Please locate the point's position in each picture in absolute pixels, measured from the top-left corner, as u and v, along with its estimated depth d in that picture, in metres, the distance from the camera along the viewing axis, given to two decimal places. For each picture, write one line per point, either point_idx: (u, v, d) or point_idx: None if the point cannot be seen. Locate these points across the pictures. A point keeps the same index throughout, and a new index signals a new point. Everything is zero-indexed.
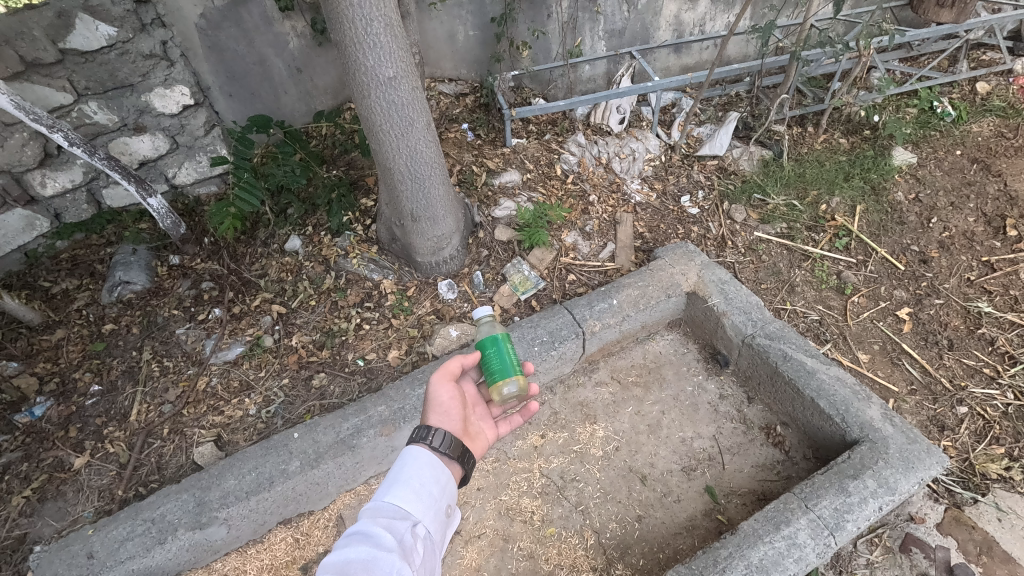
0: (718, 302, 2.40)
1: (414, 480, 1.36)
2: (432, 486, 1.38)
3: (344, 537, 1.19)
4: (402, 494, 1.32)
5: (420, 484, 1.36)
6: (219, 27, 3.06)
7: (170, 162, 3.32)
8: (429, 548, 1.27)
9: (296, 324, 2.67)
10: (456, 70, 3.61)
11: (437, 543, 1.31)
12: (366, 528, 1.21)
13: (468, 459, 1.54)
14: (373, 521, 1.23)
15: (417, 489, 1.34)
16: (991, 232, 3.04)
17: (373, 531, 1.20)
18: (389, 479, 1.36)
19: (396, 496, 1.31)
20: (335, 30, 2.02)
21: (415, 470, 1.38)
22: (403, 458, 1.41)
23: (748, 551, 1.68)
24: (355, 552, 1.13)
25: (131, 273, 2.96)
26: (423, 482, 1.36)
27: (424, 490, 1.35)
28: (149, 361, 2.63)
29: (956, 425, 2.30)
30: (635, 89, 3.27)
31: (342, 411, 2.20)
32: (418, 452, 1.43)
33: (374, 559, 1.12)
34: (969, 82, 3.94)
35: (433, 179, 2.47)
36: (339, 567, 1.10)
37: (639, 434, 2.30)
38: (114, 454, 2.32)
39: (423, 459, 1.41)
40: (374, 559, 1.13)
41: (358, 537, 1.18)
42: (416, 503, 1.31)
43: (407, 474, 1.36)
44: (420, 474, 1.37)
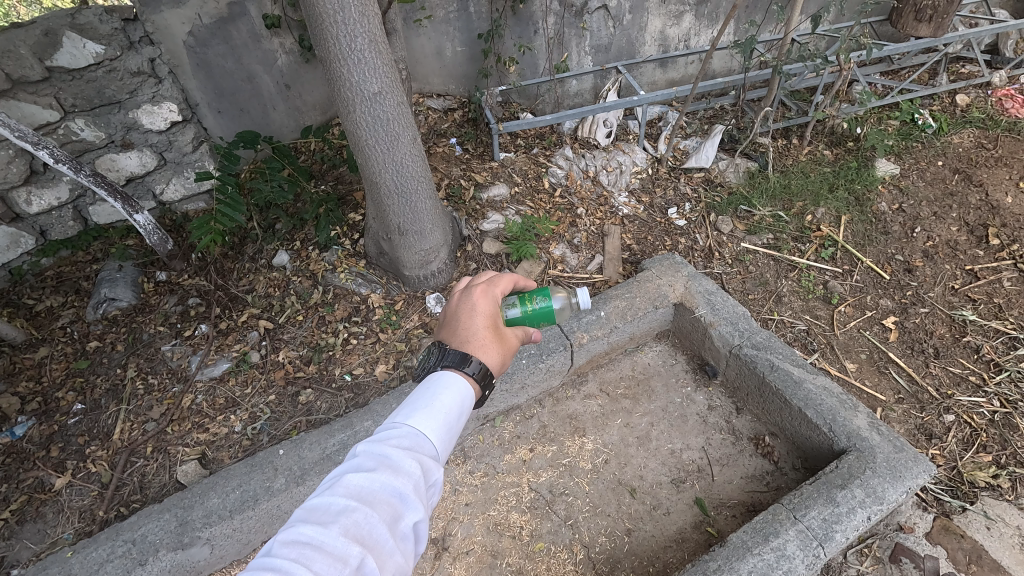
0: (705, 312, 2.41)
1: (448, 412, 1.24)
2: (461, 423, 1.28)
3: (365, 455, 1.10)
4: (434, 425, 1.21)
5: (451, 419, 1.25)
6: (208, 44, 3.08)
7: (158, 179, 3.32)
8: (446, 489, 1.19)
9: (283, 339, 2.65)
10: (444, 86, 3.65)
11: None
12: (393, 451, 1.11)
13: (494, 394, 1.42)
14: (402, 447, 1.13)
15: (449, 423, 1.24)
16: (974, 241, 3.08)
17: (400, 459, 1.10)
18: (423, 401, 1.25)
19: (427, 426, 1.19)
20: (320, 47, 2.04)
21: (451, 402, 1.26)
22: (441, 383, 1.28)
23: (737, 563, 1.67)
24: (379, 480, 1.05)
25: (117, 290, 2.94)
26: (456, 418, 1.25)
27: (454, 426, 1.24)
28: (134, 379, 2.60)
29: (943, 433, 2.30)
30: (621, 103, 3.31)
31: (328, 427, 2.18)
32: (456, 383, 1.29)
33: (396, 497, 1.04)
34: (948, 95, 4.02)
35: (420, 193, 2.48)
36: (360, 492, 1.02)
37: (628, 447, 2.29)
38: (96, 474, 2.28)
39: (460, 392, 1.29)
40: (397, 496, 1.04)
41: (383, 460, 1.09)
42: (444, 439, 1.21)
43: (443, 403, 1.25)
44: (456, 407, 1.26)
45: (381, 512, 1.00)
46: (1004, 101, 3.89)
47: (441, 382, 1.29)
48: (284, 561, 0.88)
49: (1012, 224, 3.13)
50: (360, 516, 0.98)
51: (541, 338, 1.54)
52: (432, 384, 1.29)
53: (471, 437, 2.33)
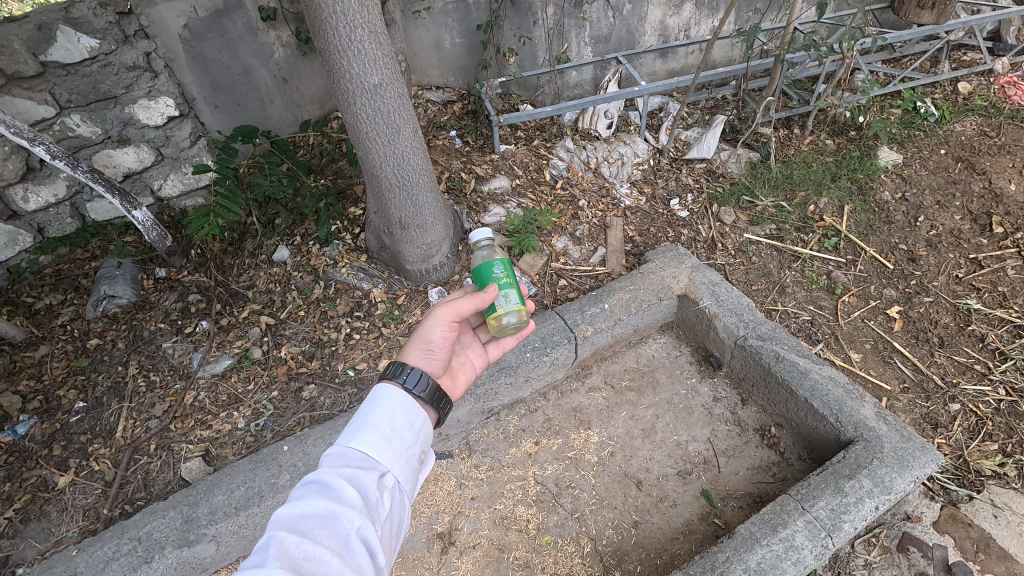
0: (709, 304, 2.39)
1: (385, 425, 1.32)
2: (404, 436, 1.33)
3: (301, 488, 1.15)
4: (369, 441, 1.27)
5: (391, 432, 1.32)
6: (203, 38, 3.04)
7: (156, 175, 3.29)
8: (397, 498, 1.25)
9: (285, 335, 2.64)
10: (443, 78, 3.61)
11: (407, 492, 1.29)
12: (326, 479, 1.17)
13: (442, 403, 1.55)
14: (336, 471, 1.19)
15: (385, 439, 1.29)
16: (978, 230, 3.07)
17: (333, 482, 1.16)
18: (355, 425, 1.31)
19: (361, 443, 1.27)
20: (319, 38, 2.00)
21: (387, 415, 1.34)
22: (373, 401, 1.36)
23: (745, 554, 1.67)
24: (312, 507, 1.10)
25: (116, 287, 2.92)
26: (396, 428, 1.32)
27: (395, 436, 1.31)
28: (135, 376, 2.59)
29: (949, 422, 2.30)
30: (622, 94, 3.28)
31: (332, 422, 2.17)
32: (390, 393, 1.38)
33: (333, 517, 1.09)
34: (951, 83, 3.99)
35: (421, 186, 2.45)
36: (294, 522, 1.07)
37: (634, 439, 2.29)
38: (100, 472, 2.27)
39: (395, 403, 1.37)
40: (333, 517, 1.09)
41: (317, 488, 1.15)
42: (384, 452, 1.28)
43: (376, 421, 1.31)
44: (391, 418, 1.33)
45: (317, 535, 1.05)
46: (1006, 88, 3.86)
47: (374, 397, 1.38)
48: None
49: (1015, 212, 3.12)
50: (293, 546, 1.01)
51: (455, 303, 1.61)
52: (368, 402, 1.36)
53: (476, 431, 2.33)
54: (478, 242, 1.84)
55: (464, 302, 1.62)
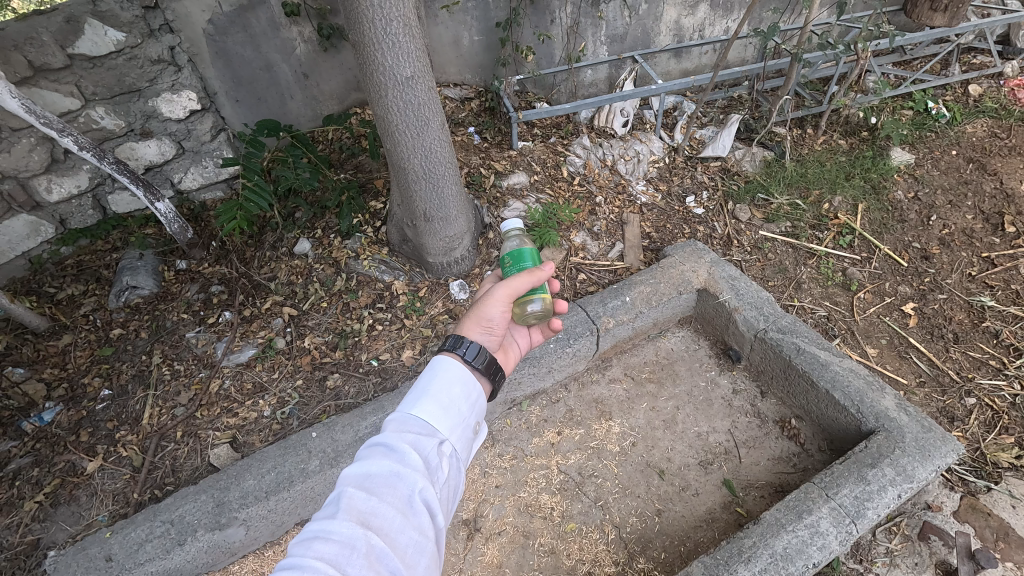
0: (729, 297, 2.43)
1: (443, 394, 1.35)
2: (460, 407, 1.36)
3: (367, 448, 1.21)
4: (429, 409, 1.31)
5: (449, 401, 1.35)
6: (227, 33, 3.08)
7: (176, 168, 3.33)
8: (454, 464, 1.28)
9: (308, 326, 2.67)
10: (461, 75, 3.65)
11: (462, 459, 1.33)
12: (390, 441, 1.22)
13: (496, 376, 1.58)
14: (398, 434, 1.23)
15: (443, 408, 1.33)
16: (990, 229, 3.11)
17: (396, 445, 1.21)
18: (415, 393, 1.35)
19: (422, 411, 1.30)
20: (353, 30, 2.04)
21: (445, 386, 1.37)
22: (431, 372, 1.40)
23: (772, 539, 1.70)
24: (377, 467, 1.15)
25: (138, 278, 2.96)
26: (454, 399, 1.36)
27: (452, 406, 1.34)
28: (159, 365, 2.62)
29: (965, 416, 2.33)
30: (639, 92, 3.32)
31: (359, 410, 2.20)
32: (449, 364, 1.42)
33: (397, 477, 1.14)
34: (961, 85, 4.03)
35: (446, 179, 2.48)
36: (361, 479, 1.12)
37: (655, 430, 2.32)
38: (127, 458, 2.29)
39: (453, 375, 1.40)
40: (397, 478, 1.14)
41: (381, 449, 1.20)
42: (443, 420, 1.31)
43: (434, 390, 1.35)
44: (449, 388, 1.36)
45: (382, 493, 1.10)
46: (1016, 90, 3.91)
47: (434, 368, 1.41)
48: (295, 551, 0.98)
49: None
50: (361, 501, 1.07)
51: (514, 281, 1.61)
52: (428, 372, 1.40)
53: (499, 421, 2.36)
54: (510, 232, 1.93)
55: (522, 280, 1.63)
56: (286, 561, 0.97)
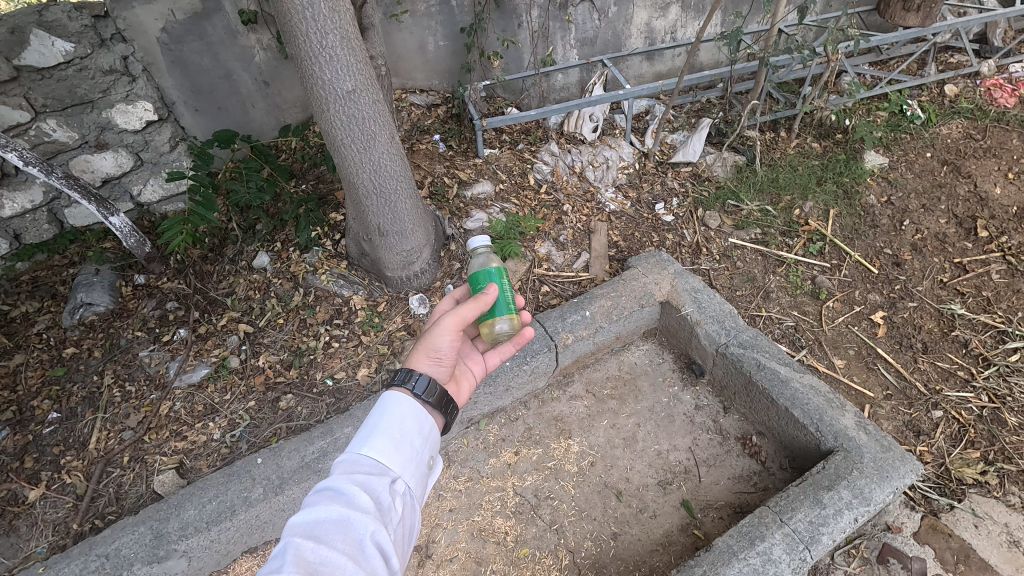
0: (691, 311, 2.37)
1: (395, 431, 1.29)
2: (413, 443, 1.31)
3: (314, 494, 1.13)
4: (380, 446, 1.25)
5: (401, 437, 1.29)
6: (182, 41, 3.00)
7: (135, 180, 3.23)
8: (408, 504, 1.22)
9: (263, 343, 2.60)
10: (428, 81, 3.59)
11: (417, 497, 1.27)
12: (338, 485, 1.14)
13: (450, 409, 1.50)
14: (347, 477, 1.17)
15: (396, 445, 1.27)
16: (963, 234, 3.06)
17: (345, 488, 1.14)
18: (364, 432, 1.28)
19: (373, 449, 1.24)
20: (290, 44, 1.97)
21: (396, 420, 1.31)
22: (380, 408, 1.33)
23: (722, 568, 1.65)
24: (325, 513, 1.07)
25: (93, 295, 2.87)
26: (405, 433, 1.30)
27: (404, 442, 1.28)
28: (110, 386, 2.55)
29: (931, 429, 2.29)
30: (607, 97, 3.25)
31: (307, 434, 2.13)
32: (398, 400, 1.35)
33: (347, 522, 1.07)
34: (937, 85, 3.98)
35: (399, 193, 2.42)
36: (308, 528, 1.04)
37: (614, 449, 2.26)
38: (71, 485, 2.23)
39: (405, 408, 1.34)
40: (348, 522, 1.07)
41: (329, 495, 1.12)
42: (395, 457, 1.25)
43: (386, 427, 1.29)
44: (401, 423, 1.31)
45: (332, 541, 1.03)
46: (992, 90, 3.86)
47: (383, 404, 1.35)
48: None
49: (1000, 216, 3.11)
50: (310, 551, 0.99)
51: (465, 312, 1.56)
52: (377, 409, 1.33)
53: (455, 441, 2.30)
54: (476, 249, 1.85)
55: (470, 307, 1.58)
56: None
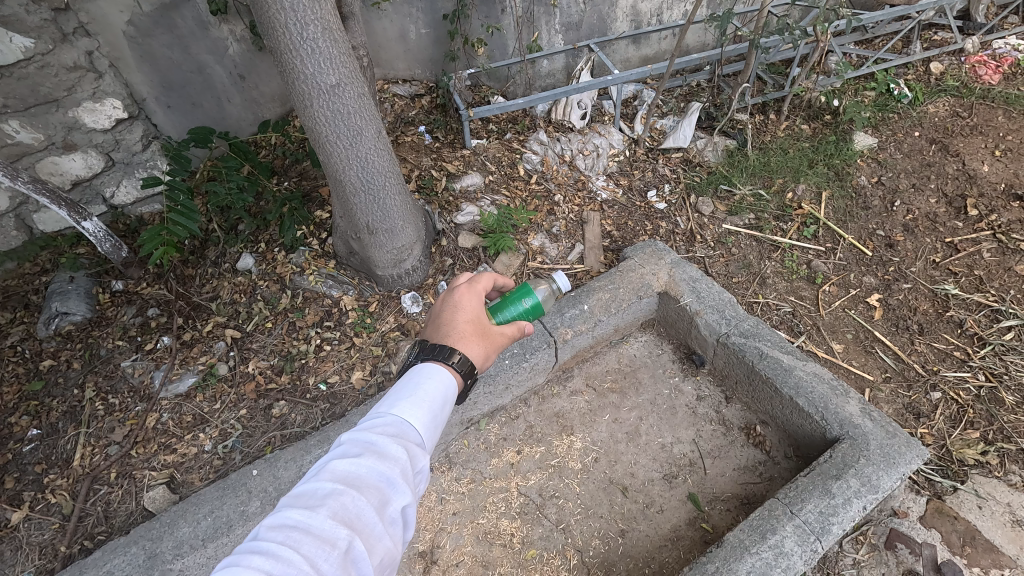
0: (690, 301, 2.33)
1: (435, 400, 1.25)
2: (445, 412, 1.28)
3: (354, 440, 1.11)
4: (422, 414, 1.21)
5: (435, 408, 1.24)
6: (150, 34, 2.85)
7: (107, 181, 3.08)
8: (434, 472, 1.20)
9: (252, 349, 2.51)
10: (410, 70, 3.51)
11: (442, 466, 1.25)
12: (382, 439, 1.11)
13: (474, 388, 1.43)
14: (392, 434, 1.13)
15: (434, 412, 1.24)
16: (953, 213, 3.06)
17: (389, 445, 1.10)
18: (406, 390, 1.25)
19: (415, 414, 1.20)
20: (268, 37, 1.87)
21: (435, 390, 1.26)
22: (424, 372, 1.28)
23: (735, 564, 1.63)
24: (366, 466, 1.05)
25: (69, 304, 2.73)
26: (441, 406, 1.26)
27: (439, 413, 1.25)
28: (92, 400, 2.44)
29: (931, 411, 2.29)
30: (595, 83, 3.17)
31: (303, 442, 2.07)
32: (436, 371, 1.30)
33: (387, 483, 1.05)
34: (923, 63, 3.97)
35: (388, 190, 2.34)
36: (348, 477, 1.03)
37: (618, 444, 2.23)
38: (57, 505, 2.14)
39: (444, 380, 1.29)
40: (387, 483, 1.05)
41: (371, 446, 1.10)
42: (432, 427, 1.22)
43: (427, 392, 1.25)
44: (440, 394, 1.26)
45: (370, 497, 1.01)
46: (977, 67, 3.86)
47: (427, 370, 1.30)
48: (270, 542, 0.91)
49: (989, 194, 3.11)
50: (349, 502, 0.99)
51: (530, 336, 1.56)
52: (417, 374, 1.29)
53: (456, 442, 2.25)
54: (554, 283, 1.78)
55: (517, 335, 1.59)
56: (255, 553, 0.88)
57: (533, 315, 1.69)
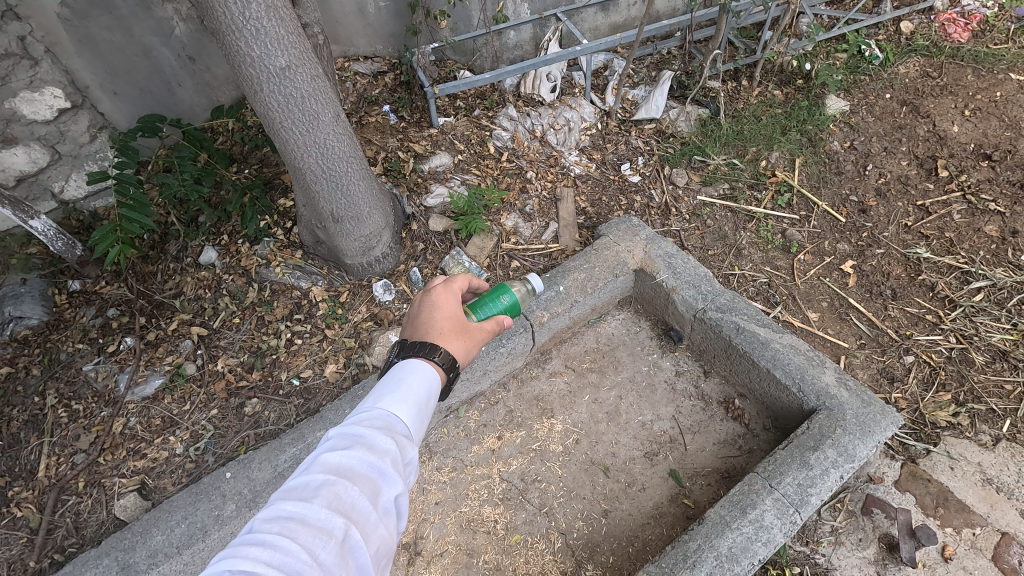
0: (666, 277, 2.30)
1: (420, 392, 1.22)
2: (431, 406, 1.25)
3: (341, 433, 1.06)
4: (408, 406, 1.17)
5: (420, 400, 1.21)
6: (87, 16, 2.65)
7: (54, 176, 2.91)
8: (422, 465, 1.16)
9: (220, 347, 2.43)
10: (371, 46, 3.36)
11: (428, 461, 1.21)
12: (370, 431, 1.07)
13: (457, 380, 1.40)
14: (381, 426, 1.09)
15: (419, 405, 1.20)
16: (924, 175, 3.06)
17: (378, 436, 1.06)
18: (391, 385, 1.21)
19: (402, 407, 1.16)
20: (209, 18, 1.75)
21: (419, 383, 1.23)
22: (408, 369, 1.25)
23: (716, 540, 1.64)
24: (357, 457, 1.01)
25: (23, 307, 2.60)
26: (426, 399, 1.22)
27: (425, 405, 1.21)
28: (55, 407, 2.34)
29: (904, 375, 2.32)
30: (564, 55, 3.07)
31: (278, 441, 2.00)
32: (420, 368, 1.27)
33: (378, 473, 1.01)
34: (893, 22, 3.92)
35: (351, 175, 2.25)
36: (339, 467, 0.99)
37: (598, 424, 2.23)
38: (24, 519, 2.07)
39: (427, 376, 1.26)
40: (378, 472, 1.01)
41: (361, 438, 1.06)
42: (418, 420, 1.18)
43: (412, 386, 1.21)
44: (424, 387, 1.23)
45: (363, 487, 0.98)
46: (946, 26, 3.83)
47: (411, 366, 1.27)
48: (267, 532, 0.87)
49: (959, 154, 3.12)
50: (342, 491, 0.95)
51: (511, 325, 1.54)
52: (401, 370, 1.25)
53: (435, 431, 2.22)
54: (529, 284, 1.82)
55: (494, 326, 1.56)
56: (253, 544, 0.85)
57: (512, 311, 1.66)
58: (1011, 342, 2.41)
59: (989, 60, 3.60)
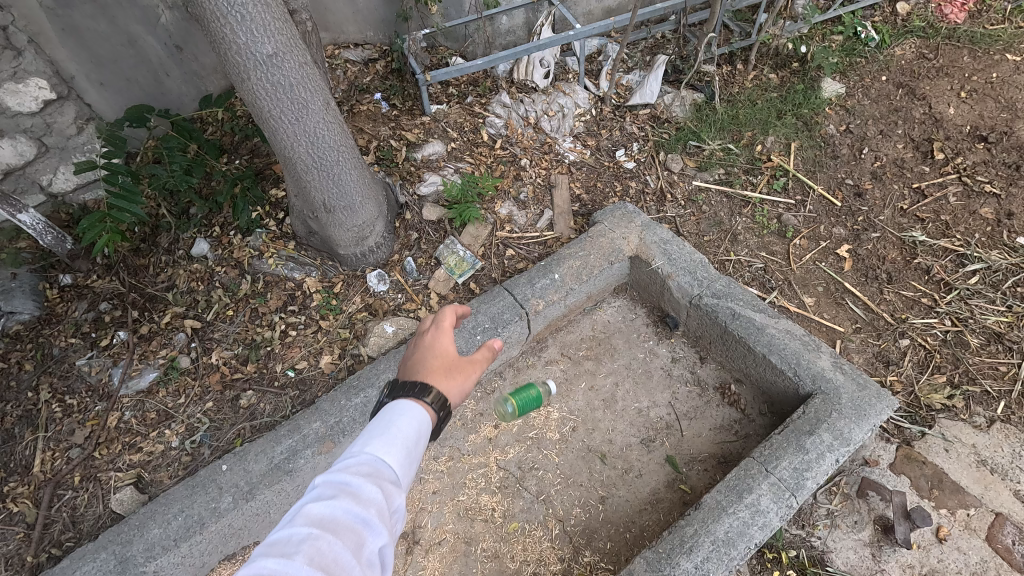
0: (662, 264, 2.29)
1: (409, 436, 1.18)
2: (420, 449, 1.22)
3: (325, 480, 1.03)
4: (396, 451, 1.14)
5: (408, 445, 1.18)
6: (71, 5, 2.60)
7: (42, 169, 2.87)
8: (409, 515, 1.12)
9: (214, 339, 2.41)
10: (361, 33, 3.31)
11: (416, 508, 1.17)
12: (355, 479, 1.04)
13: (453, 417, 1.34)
14: (367, 474, 1.06)
15: (407, 450, 1.17)
16: (920, 157, 3.05)
17: (363, 485, 1.03)
18: (380, 428, 1.18)
19: (390, 452, 1.13)
20: (193, 5, 1.71)
21: (407, 427, 1.20)
22: (398, 410, 1.22)
23: (713, 526, 1.64)
24: (342, 507, 0.98)
25: (13, 302, 2.57)
26: (415, 442, 1.19)
27: (413, 448, 1.18)
28: (49, 403, 2.33)
29: (900, 358, 2.33)
30: (557, 39, 3.03)
31: (273, 433, 1.98)
32: (411, 408, 1.24)
33: (363, 523, 0.97)
34: (890, 3, 3.87)
35: (342, 165, 2.22)
36: (323, 517, 0.95)
37: (595, 411, 2.23)
38: (20, 514, 2.07)
39: (416, 418, 1.23)
40: (363, 524, 0.97)
41: (346, 486, 1.02)
42: (405, 465, 1.14)
43: (399, 429, 1.18)
44: (413, 430, 1.20)
45: (346, 539, 0.94)
46: (943, 6, 3.79)
47: (401, 407, 1.24)
48: None
49: (954, 137, 3.10)
50: (324, 545, 0.91)
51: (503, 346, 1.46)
52: (390, 412, 1.22)
53: None
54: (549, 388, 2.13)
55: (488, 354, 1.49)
56: None
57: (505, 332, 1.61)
58: (1005, 324, 2.41)
59: (986, 41, 3.56)
